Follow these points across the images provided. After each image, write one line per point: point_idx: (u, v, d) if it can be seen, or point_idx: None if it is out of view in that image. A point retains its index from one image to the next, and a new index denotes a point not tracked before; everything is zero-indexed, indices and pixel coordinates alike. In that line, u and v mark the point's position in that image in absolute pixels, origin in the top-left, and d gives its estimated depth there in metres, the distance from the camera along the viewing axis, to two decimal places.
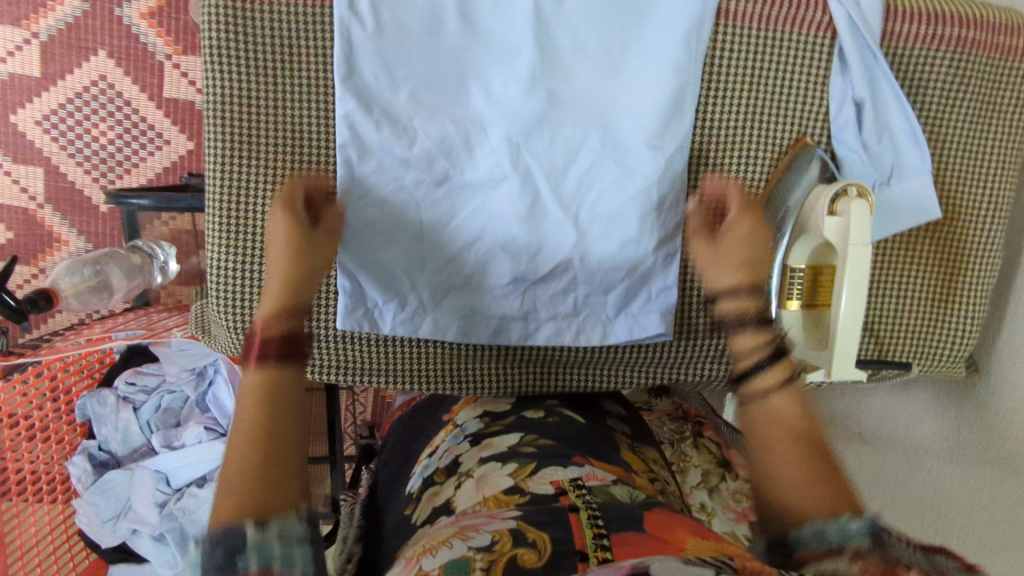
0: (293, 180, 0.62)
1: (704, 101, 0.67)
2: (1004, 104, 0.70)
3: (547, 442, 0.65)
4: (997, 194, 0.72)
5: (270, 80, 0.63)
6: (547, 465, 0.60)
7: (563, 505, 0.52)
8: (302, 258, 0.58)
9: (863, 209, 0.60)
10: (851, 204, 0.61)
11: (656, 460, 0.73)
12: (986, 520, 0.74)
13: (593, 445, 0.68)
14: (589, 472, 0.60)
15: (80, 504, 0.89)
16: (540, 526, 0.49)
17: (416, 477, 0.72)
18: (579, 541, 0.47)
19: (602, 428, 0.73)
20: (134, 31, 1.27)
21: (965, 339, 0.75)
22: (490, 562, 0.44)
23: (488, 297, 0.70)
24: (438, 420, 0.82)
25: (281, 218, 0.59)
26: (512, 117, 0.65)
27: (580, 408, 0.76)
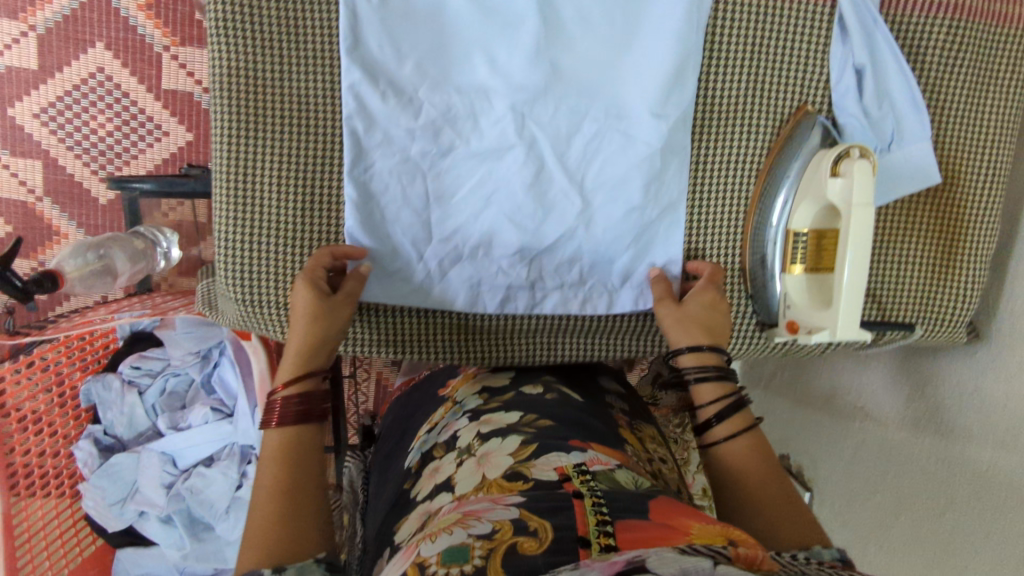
0: (323, 249, 0.66)
1: (706, 70, 0.68)
2: (1001, 70, 0.71)
3: (546, 424, 0.63)
4: (998, 159, 0.73)
5: (275, 52, 0.63)
6: (550, 450, 0.58)
7: (567, 490, 0.51)
8: (317, 328, 0.64)
9: (865, 171, 0.61)
10: (855, 165, 0.61)
11: (654, 440, 0.76)
12: (989, 484, 0.75)
13: (594, 422, 0.67)
14: (592, 457, 0.57)
15: (86, 488, 0.91)
16: (543, 514, 0.47)
17: (415, 452, 0.73)
18: (581, 528, 0.46)
19: (599, 405, 0.73)
20: (132, 23, 1.26)
21: (965, 305, 0.76)
22: (489, 552, 0.43)
23: (494, 267, 0.70)
24: (435, 398, 0.81)
25: (301, 284, 0.64)
26: (515, 87, 0.65)
27: (576, 386, 0.75)
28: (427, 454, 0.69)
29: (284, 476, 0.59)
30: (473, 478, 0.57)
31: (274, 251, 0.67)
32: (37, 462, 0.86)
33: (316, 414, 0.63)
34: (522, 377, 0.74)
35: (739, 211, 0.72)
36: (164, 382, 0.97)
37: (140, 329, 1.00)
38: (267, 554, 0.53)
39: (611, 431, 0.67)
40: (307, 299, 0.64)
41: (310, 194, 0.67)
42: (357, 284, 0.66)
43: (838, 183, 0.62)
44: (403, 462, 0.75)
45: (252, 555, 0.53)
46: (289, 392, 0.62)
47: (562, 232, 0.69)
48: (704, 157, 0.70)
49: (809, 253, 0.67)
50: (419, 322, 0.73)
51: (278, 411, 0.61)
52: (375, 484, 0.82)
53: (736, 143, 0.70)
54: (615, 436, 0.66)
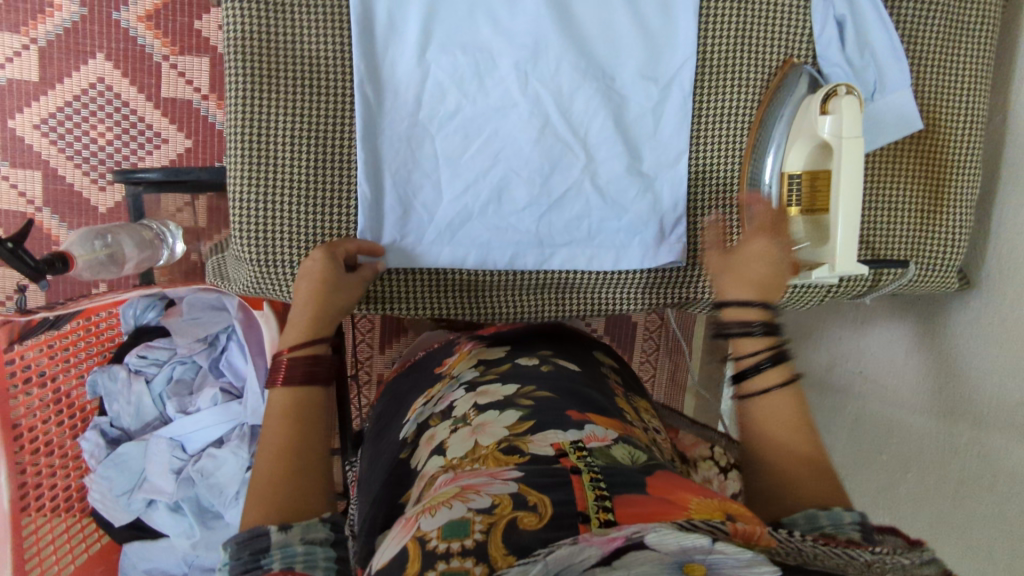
0: (346, 241, 0.68)
1: (702, 27, 0.72)
2: (971, 21, 0.75)
3: (545, 396, 0.65)
4: (973, 106, 0.77)
5: (288, 16, 0.66)
6: (548, 427, 0.58)
7: (564, 466, 0.51)
8: (327, 292, 0.66)
9: (853, 108, 0.65)
10: (843, 101, 0.65)
11: (647, 412, 0.78)
12: (988, 422, 0.75)
13: (593, 393, 0.68)
14: (590, 434, 0.57)
15: (93, 480, 0.89)
16: (542, 489, 0.48)
17: (410, 423, 0.74)
18: (580, 503, 0.47)
19: (596, 374, 0.75)
20: (132, 34, 1.28)
21: (954, 248, 0.79)
22: (489, 526, 0.44)
23: (504, 224, 0.73)
24: (431, 375, 0.82)
25: (320, 254, 0.66)
26: (519, 46, 0.69)
27: (571, 356, 0.76)
28: (422, 424, 0.70)
29: (291, 433, 0.59)
30: (467, 444, 0.59)
31: (290, 215, 0.69)
32: (45, 452, 0.86)
33: (322, 377, 0.63)
34: (520, 349, 0.76)
35: (736, 161, 0.75)
36: (170, 371, 0.97)
37: (146, 322, 0.99)
38: (273, 509, 0.54)
39: (609, 401, 0.69)
40: (322, 267, 0.66)
41: (324, 157, 0.69)
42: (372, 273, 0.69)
43: (828, 118, 0.66)
44: (397, 433, 0.75)
45: (257, 508, 0.54)
46: (297, 354, 0.63)
47: (569, 189, 0.73)
48: (701, 110, 0.74)
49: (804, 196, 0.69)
50: (431, 282, 0.75)
51: (284, 370, 0.62)
52: (365, 463, 0.81)
53: (731, 96, 0.74)
54: (614, 406, 0.68)
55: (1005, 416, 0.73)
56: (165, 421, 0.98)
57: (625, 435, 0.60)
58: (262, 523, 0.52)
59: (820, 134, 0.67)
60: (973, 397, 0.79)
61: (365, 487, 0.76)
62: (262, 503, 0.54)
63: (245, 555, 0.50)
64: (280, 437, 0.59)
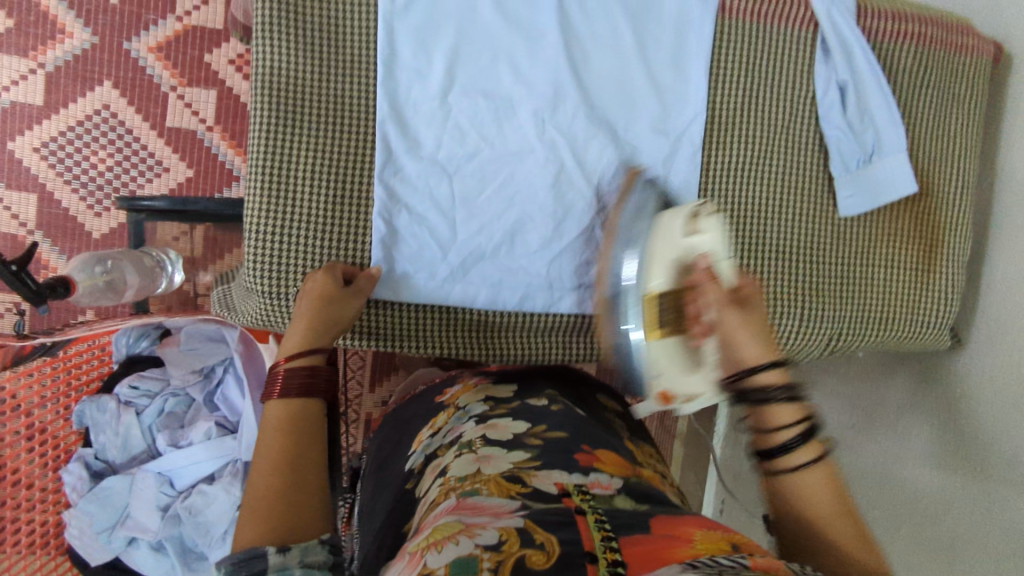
0: (334, 263, 0.68)
1: (713, 85, 0.76)
2: (961, 94, 0.80)
3: (557, 436, 0.62)
4: (965, 172, 0.81)
5: (317, 54, 0.68)
6: (555, 467, 0.56)
7: (568, 505, 0.49)
8: (331, 311, 0.64)
9: (717, 224, 0.58)
10: (708, 222, 0.58)
11: (652, 457, 0.75)
12: (978, 469, 0.75)
13: (604, 433, 0.67)
14: (594, 480, 0.55)
15: (71, 515, 0.85)
16: (549, 528, 0.45)
17: (416, 454, 0.69)
18: (587, 543, 0.44)
19: (603, 416, 0.73)
20: (142, 64, 1.28)
21: (947, 306, 0.82)
22: (498, 564, 0.42)
23: (515, 265, 0.74)
24: (432, 404, 0.78)
25: (320, 278, 0.65)
26: (537, 94, 0.72)
27: (579, 401, 0.73)
28: (431, 454, 0.66)
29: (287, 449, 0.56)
30: (469, 468, 0.57)
31: (303, 245, 0.69)
32: (26, 483, 0.82)
33: (318, 390, 0.62)
34: (526, 389, 0.73)
35: (741, 213, 0.78)
36: (162, 403, 0.94)
37: (138, 351, 0.98)
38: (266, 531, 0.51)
39: (619, 444, 0.67)
40: (322, 285, 0.65)
41: (341, 191, 0.69)
42: (368, 283, 0.67)
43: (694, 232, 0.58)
44: (402, 465, 0.70)
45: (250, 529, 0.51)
46: (294, 364, 0.61)
47: (581, 232, 0.74)
48: (708, 163, 0.77)
49: (675, 314, 0.58)
50: (441, 319, 0.75)
51: (280, 382, 0.60)
52: (365, 493, 0.75)
53: (736, 151, 0.77)
54: (625, 448, 0.68)
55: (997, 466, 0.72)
56: (154, 455, 0.94)
57: (631, 481, 0.58)
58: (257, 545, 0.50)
59: (687, 249, 0.57)
60: (964, 446, 0.78)
61: (364, 524, 0.70)
62: (253, 524, 0.51)
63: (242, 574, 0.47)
64: (273, 459, 0.56)
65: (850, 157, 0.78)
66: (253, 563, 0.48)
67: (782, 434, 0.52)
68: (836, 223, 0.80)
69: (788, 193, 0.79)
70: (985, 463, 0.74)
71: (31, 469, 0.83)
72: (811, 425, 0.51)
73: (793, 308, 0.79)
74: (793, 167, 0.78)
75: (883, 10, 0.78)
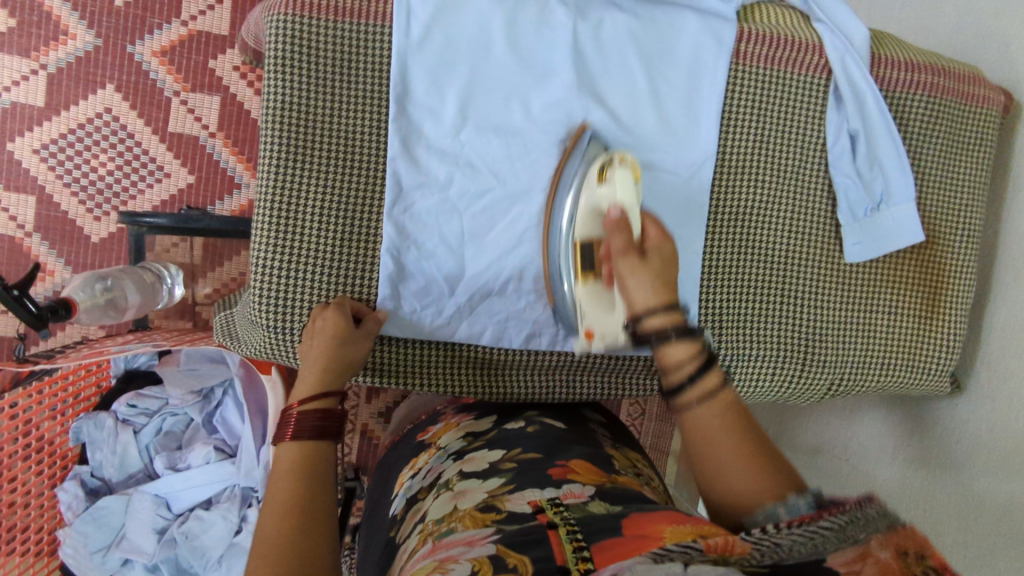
0: (342, 298, 0.68)
1: (724, 129, 0.76)
2: (969, 144, 0.80)
3: (530, 457, 0.62)
4: (971, 222, 0.81)
5: (329, 88, 0.67)
6: (527, 486, 0.55)
7: (540, 521, 0.48)
8: (338, 353, 0.63)
9: (626, 178, 0.63)
10: (616, 172, 0.64)
11: (640, 461, 0.74)
12: (972, 514, 0.75)
13: (578, 445, 0.66)
14: (566, 491, 0.54)
15: (66, 535, 0.86)
16: (520, 550, 0.44)
17: (399, 498, 0.69)
18: (558, 557, 0.42)
19: (584, 430, 0.72)
20: (145, 69, 1.20)
21: (948, 353, 0.82)
22: None
23: (521, 301, 0.74)
24: (413, 444, 0.77)
25: (332, 316, 0.64)
26: (548, 132, 0.71)
27: (559, 417, 0.75)
28: (412, 498, 0.65)
29: (295, 488, 0.54)
30: (446, 508, 0.57)
31: (310, 281, 0.69)
32: (21, 503, 0.82)
33: (331, 432, 0.59)
34: (505, 417, 0.74)
35: (749, 257, 0.78)
36: (160, 422, 0.94)
37: (137, 365, 0.97)
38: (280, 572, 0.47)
39: (596, 451, 0.66)
40: (335, 322, 0.64)
41: (349, 227, 0.69)
42: (376, 325, 0.67)
43: (603, 185, 0.64)
44: (388, 509, 0.70)
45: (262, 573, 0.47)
46: (308, 408, 0.59)
47: None
48: (717, 208, 0.77)
49: (592, 260, 0.64)
50: (447, 357, 0.75)
51: (293, 425, 0.58)
52: (360, 546, 0.74)
53: (746, 196, 0.77)
54: (604, 453, 0.66)
55: (994, 513, 0.73)
56: (150, 475, 0.94)
57: (607, 487, 0.56)
58: None
59: (598, 203, 0.64)
60: (959, 488, 0.78)
61: (360, 569, 0.69)
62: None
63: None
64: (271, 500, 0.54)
65: (858, 205, 0.78)
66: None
67: (678, 369, 0.55)
68: (842, 269, 0.80)
69: (797, 239, 0.79)
70: (979, 508, 0.75)
71: (38, 485, 0.85)
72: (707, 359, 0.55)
73: (797, 353, 0.79)
74: (802, 213, 0.78)
75: (897, 59, 0.77)
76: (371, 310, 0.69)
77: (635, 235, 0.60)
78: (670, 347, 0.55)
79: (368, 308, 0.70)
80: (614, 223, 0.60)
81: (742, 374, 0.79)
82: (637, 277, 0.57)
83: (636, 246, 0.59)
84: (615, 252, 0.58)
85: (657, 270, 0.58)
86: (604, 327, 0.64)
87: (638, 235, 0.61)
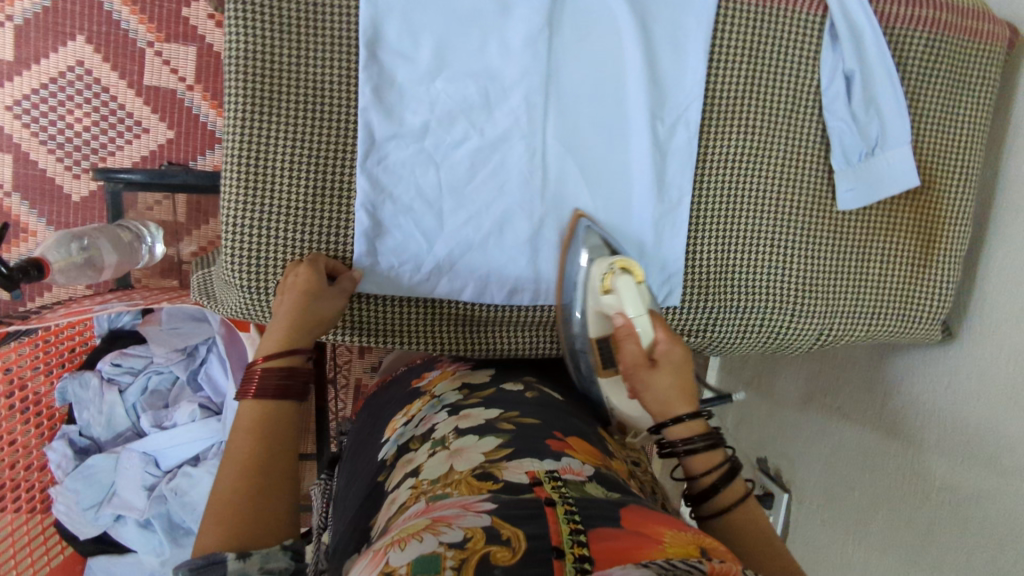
0: (315, 254, 0.66)
1: (713, 72, 0.72)
2: (970, 84, 0.77)
3: (528, 422, 0.60)
4: (969, 163, 0.78)
5: (295, 32, 0.63)
6: (525, 454, 0.54)
7: (538, 496, 0.46)
8: (307, 306, 0.61)
9: (629, 285, 0.64)
10: (620, 280, 0.64)
11: (631, 440, 0.73)
12: (961, 461, 0.75)
13: (573, 419, 0.65)
14: (565, 466, 0.53)
15: (58, 492, 0.86)
16: (515, 522, 0.42)
17: (389, 444, 0.67)
18: (555, 537, 0.41)
19: (581, 404, 0.71)
20: (115, 17, 1.13)
21: (940, 300, 0.81)
22: (462, 562, 0.38)
23: (504, 256, 0.71)
24: (407, 390, 0.76)
25: (304, 268, 0.63)
26: (528, 75, 0.68)
27: (555, 382, 0.74)
28: (403, 446, 0.64)
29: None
30: (440, 468, 0.54)
31: (283, 238, 0.66)
32: (10, 464, 0.82)
33: (295, 392, 0.58)
34: (503, 375, 0.73)
35: (739, 207, 0.75)
36: (146, 381, 0.94)
37: (120, 325, 0.97)
38: (240, 532, 0.49)
39: (590, 428, 0.65)
40: (307, 278, 0.62)
41: (321, 183, 0.66)
42: (351, 285, 0.66)
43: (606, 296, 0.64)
44: (372, 456, 0.69)
45: (216, 532, 0.49)
46: (272, 364, 0.58)
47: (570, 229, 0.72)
48: (704, 153, 0.74)
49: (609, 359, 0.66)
50: (428, 313, 0.73)
51: (256, 382, 0.57)
52: (339, 483, 0.74)
53: (736, 142, 0.74)
54: (595, 435, 0.64)
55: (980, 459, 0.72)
56: (139, 432, 0.94)
57: (603, 471, 0.55)
58: (224, 547, 0.48)
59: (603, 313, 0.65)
60: (949, 433, 0.78)
61: (338, 509, 0.69)
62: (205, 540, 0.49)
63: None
64: (245, 457, 0.53)
65: (852, 149, 0.75)
66: (213, 570, 0.47)
67: (705, 478, 0.57)
68: (834, 217, 0.78)
69: (788, 186, 0.76)
70: (967, 454, 0.74)
71: (27, 438, 0.85)
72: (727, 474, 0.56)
73: (786, 301, 0.77)
74: (794, 159, 0.76)
75: None
76: (345, 269, 0.67)
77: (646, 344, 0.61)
78: (697, 461, 0.57)
79: (341, 266, 0.67)
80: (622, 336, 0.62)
81: (728, 325, 0.77)
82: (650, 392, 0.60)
83: (647, 356, 0.61)
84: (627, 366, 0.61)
85: (670, 381, 0.59)
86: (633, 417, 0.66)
87: (648, 344, 0.61)
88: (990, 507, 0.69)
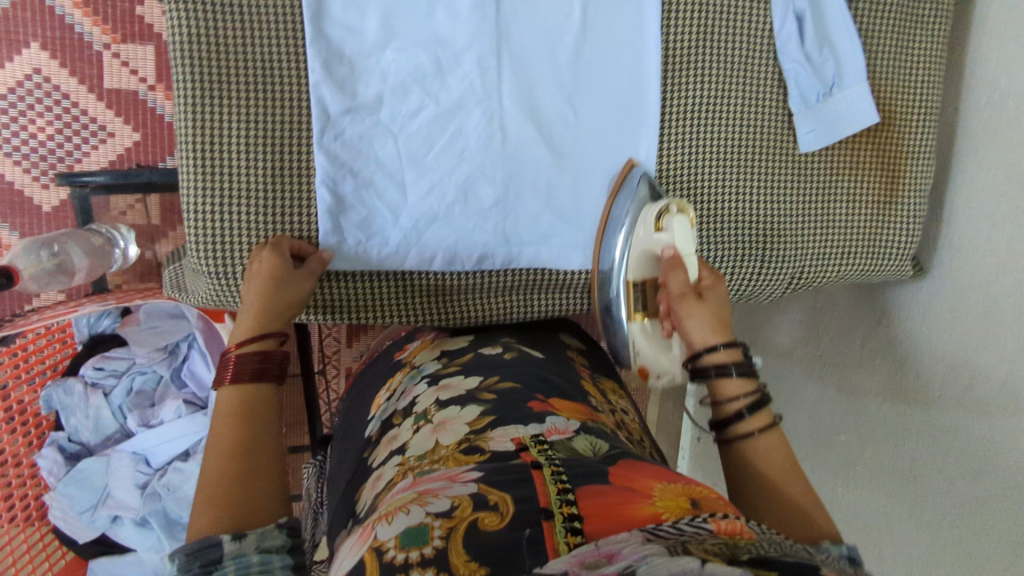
0: (280, 237, 0.66)
1: (666, 24, 0.72)
2: (924, 16, 0.77)
3: (509, 387, 0.61)
4: (927, 97, 0.79)
5: (237, 12, 0.62)
6: (509, 421, 0.54)
7: (524, 460, 0.46)
8: (273, 290, 0.62)
9: (684, 224, 0.67)
10: (676, 220, 0.67)
11: (615, 392, 0.73)
12: (939, 396, 0.75)
13: (554, 377, 0.65)
14: (551, 427, 0.53)
15: (53, 498, 0.86)
16: (503, 487, 0.42)
17: (375, 420, 0.67)
18: (542, 498, 0.41)
19: (560, 359, 0.72)
20: (68, 21, 1.09)
21: (910, 234, 0.81)
22: (450, 530, 0.39)
23: (471, 224, 0.71)
24: (389, 363, 0.76)
25: (269, 256, 0.63)
26: (478, 38, 0.67)
27: (537, 344, 0.74)
28: (386, 421, 0.64)
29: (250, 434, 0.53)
30: (427, 443, 0.54)
31: (247, 221, 0.66)
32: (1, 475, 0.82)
33: (273, 373, 0.58)
34: (481, 340, 0.74)
35: (702, 156, 0.75)
36: (130, 382, 0.94)
37: (101, 330, 0.97)
38: (235, 515, 0.48)
39: (572, 385, 0.66)
40: (272, 262, 0.63)
41: (279, 164, 0.66)
42: (320, 265, 0.66)
43: (661, 232, 0.68)
44: (361, 431, 0.68)
45: (209, 514, 0.48)
46: (246, 350, 0.58)
47: (535, 194, 0.73)
48: (667, 106, 0.74)
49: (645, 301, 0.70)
50: (400, 287, 0.74)
51: (233, 366, 0.56)
52: (331, 460, 0.74)
53: (695, 94, 0.74)
54: (579, 391, 0.65)
55: (959, 392, 0.72)
56: (128, 433, 0.95)
57: (589, 422, 0.56)
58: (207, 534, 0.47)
59: (654, 247, 0.68)
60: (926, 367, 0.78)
61: (330, 486, 0.68)
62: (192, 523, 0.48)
63: (195, 567, 0.45)
64: (221, 439, 0.52)
65: (810, 91, 0.75)
66: (208, 552, 0.45)
67: (732, 403, 0.57)
68: (797, 161, 0.78)
69: (749, 134, 0.76)
70: (946, 388, 0.74)
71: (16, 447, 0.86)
72: (759, 398, 0.56)
73: (757, 248, 0.78)
74: (752, 105, 0.76)
75: None
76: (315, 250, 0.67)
77: (692, 279, 0.65)
78: (728, 384, 0.58)
79: (304, 250, 0.67)
80: (670, 263, 0.66)
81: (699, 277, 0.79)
82: (696, 316, 0.62)
83: (692, 288, 0.64)
84: (674, 294, 0.64)
85: (713, 309, 0.62)
86: (657, 368, 0.70)
87: (694, 279, 0.66)
88: (972, 436, 0.69)
